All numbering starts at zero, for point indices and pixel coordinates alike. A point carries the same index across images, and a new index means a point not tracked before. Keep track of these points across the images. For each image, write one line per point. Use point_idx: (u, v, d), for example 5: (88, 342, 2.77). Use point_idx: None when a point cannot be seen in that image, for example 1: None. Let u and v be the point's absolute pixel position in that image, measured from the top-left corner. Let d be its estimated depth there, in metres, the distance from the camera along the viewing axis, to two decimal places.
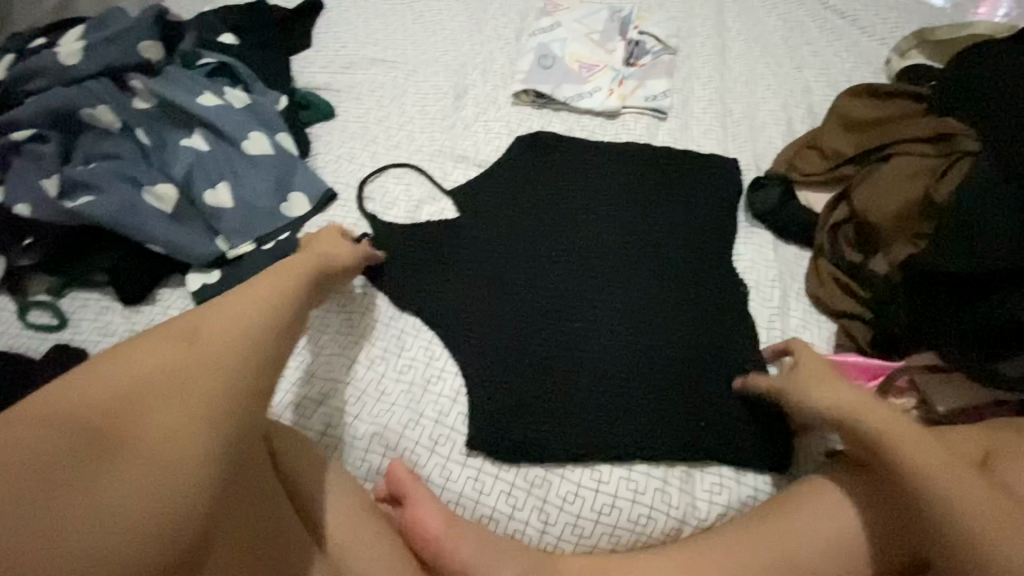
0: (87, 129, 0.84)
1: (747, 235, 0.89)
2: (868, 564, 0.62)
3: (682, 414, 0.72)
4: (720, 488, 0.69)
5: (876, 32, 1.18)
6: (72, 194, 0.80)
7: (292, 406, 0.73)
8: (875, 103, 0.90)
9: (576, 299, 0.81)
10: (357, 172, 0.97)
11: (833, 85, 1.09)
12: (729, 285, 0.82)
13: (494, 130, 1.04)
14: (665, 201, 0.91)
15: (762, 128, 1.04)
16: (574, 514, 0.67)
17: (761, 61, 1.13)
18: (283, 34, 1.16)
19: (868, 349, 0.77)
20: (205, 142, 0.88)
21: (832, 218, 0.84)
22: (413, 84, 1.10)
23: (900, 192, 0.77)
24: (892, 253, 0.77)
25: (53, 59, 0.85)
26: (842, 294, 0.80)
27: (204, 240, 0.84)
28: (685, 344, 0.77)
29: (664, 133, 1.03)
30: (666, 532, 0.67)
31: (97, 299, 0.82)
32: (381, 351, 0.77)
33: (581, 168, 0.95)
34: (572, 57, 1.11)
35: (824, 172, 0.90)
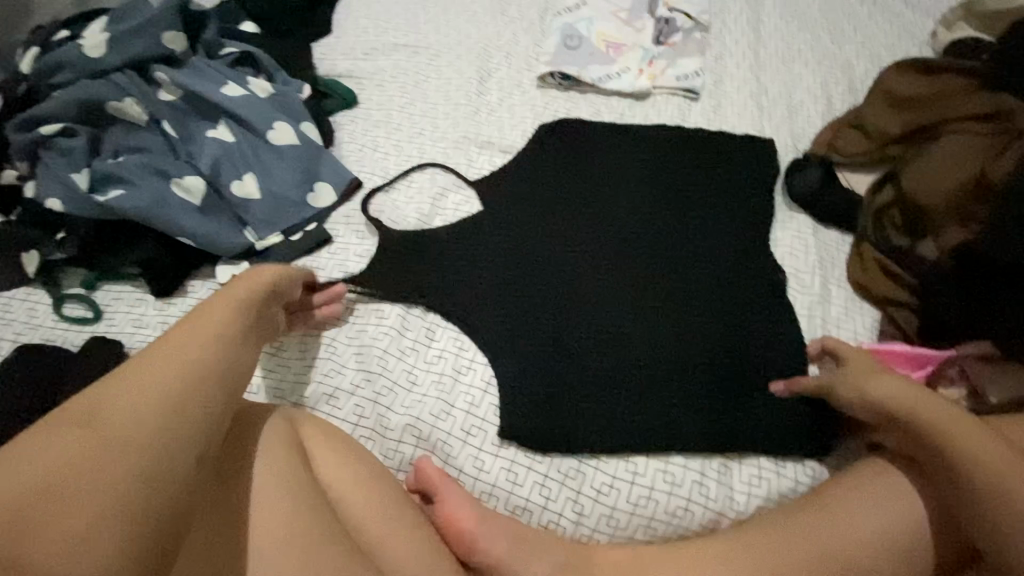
0: (115, 122, 0.84)
1: (785, 220, 0.85)
2: (918, 557, 0.60)
3: (719, 405, 0.70)
4: (759, 481, 0.67)
5: (920, 2, 1.11)
6: (103, 188, 0.81)
7: (324, 397, 0.73)
8: (923, 78, 0.85)
9: (607, 288, 0.79)
10: (382, 161, 0.95)
11: (874, 60, 1.04)
12: (767, 273, 0.79)
13: (519, 115, 1.01)
14: (698, 186, 0.87)
15: (799, 107, 0.99)
16: (609, 506, 0.66)
17: (798, 36, 1.08)
18: (303, 20, 1.14)
19: (915, 337, 0.74)
20: (231, 132, 0.88)
21: (876, 201, 0.81)
22: (436, 69, 1.08)
23: (951, 174, 0.74)
24: (943, 238, 0.73)
25: (78, 51, 0.84)
26: (887, 280, 0.77)
27: (233, 232, 0.83)
28: (722, 334, 0.75)
29: (695, 115, 0.99)
30: (703, 525, 0.66)
31: (130, 292, 0.83)
32: (411, 343, 0.76)
33: (610, 153, 0.92)
34: (598, 37, 1.08)
35: (867, 152, 0.85)
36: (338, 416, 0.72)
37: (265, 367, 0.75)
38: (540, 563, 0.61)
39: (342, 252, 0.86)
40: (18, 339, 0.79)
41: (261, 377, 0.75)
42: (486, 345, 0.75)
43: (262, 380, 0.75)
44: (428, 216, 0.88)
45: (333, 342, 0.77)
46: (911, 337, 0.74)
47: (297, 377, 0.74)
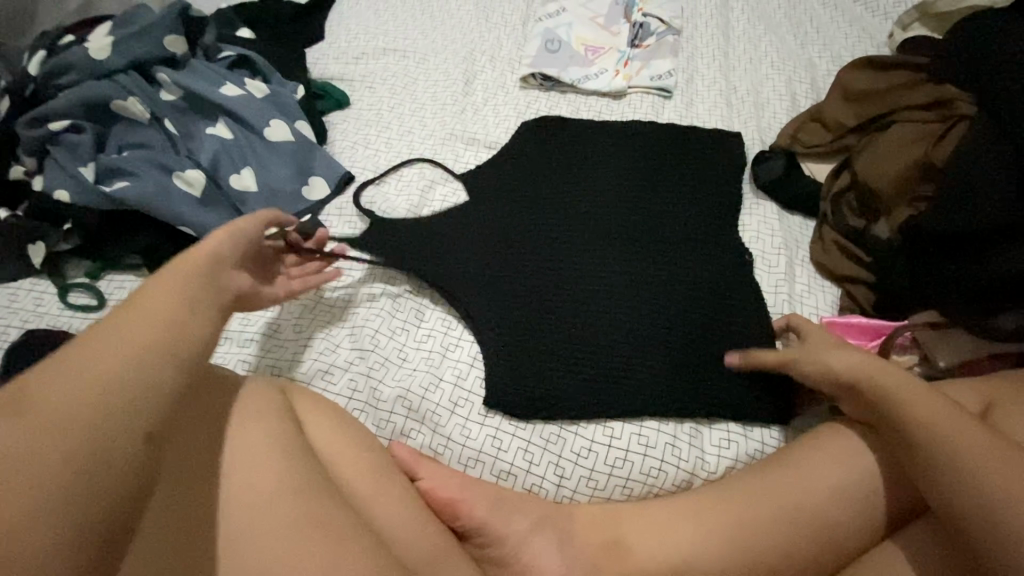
0: (119, 120, 0.89)
1: (751, 206, 0.91)
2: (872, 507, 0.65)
3: (692, 375, 0.75)
4: (728, 443, 0.72)
5: (878, 7, 1.19)
6: (109, 181, 0.85)
7: (319, 374, 0.77)
8: (876, 74, 0.92)
9: (586, 270, 0.84)
10: (373, 157, 1.00)
11: (835, 60, 1.11)
12: (735, 254, 0.85)
13: (503, 114, 1.07)
14: (671, 176, 0.93)
15: (766, 103, 1.06)
16: (588, 468, 0.71)
17: (764, 38, 1.15)
18: (297, 27, 1.20)
19: (872, 310, 0.80)
20: (229, 130, 0.93)
21: (834, 187, 0.87)
22: (424, 72, 1.14)
23: (900, 157, 0.79)
24: (895, 217, 0.79)
25: (83, 53, 0.89)
26: (845, 258, 0.83)
27: (231, 222, 0.88)
28: (693, 310, 0.80)
29: (668, 111, 1.05)
30: (676, 484, 0.70)
31: (132, 281, 0.87)
32: (402, 323, 0.81)
33: (588, 147, 0.98)
34: (577, 41, 1.14)
35: (827, 143, 0.92)
36: (332, 391, 0.76)
37: (264, 347, 0.80)
38: (523, 519, 0.65)
39: (336, 242, 0.90)
40: (24, 325, 0.83)
41: (260, 356, 0.79)
42: (473, 324, 0.80)
43: (261, 359, 0.79)
44: (416, 207, 0.93)
45: (328, 323, 0.81)
46: (869, 310, 0.80)
47: (294, 355, 0.79)
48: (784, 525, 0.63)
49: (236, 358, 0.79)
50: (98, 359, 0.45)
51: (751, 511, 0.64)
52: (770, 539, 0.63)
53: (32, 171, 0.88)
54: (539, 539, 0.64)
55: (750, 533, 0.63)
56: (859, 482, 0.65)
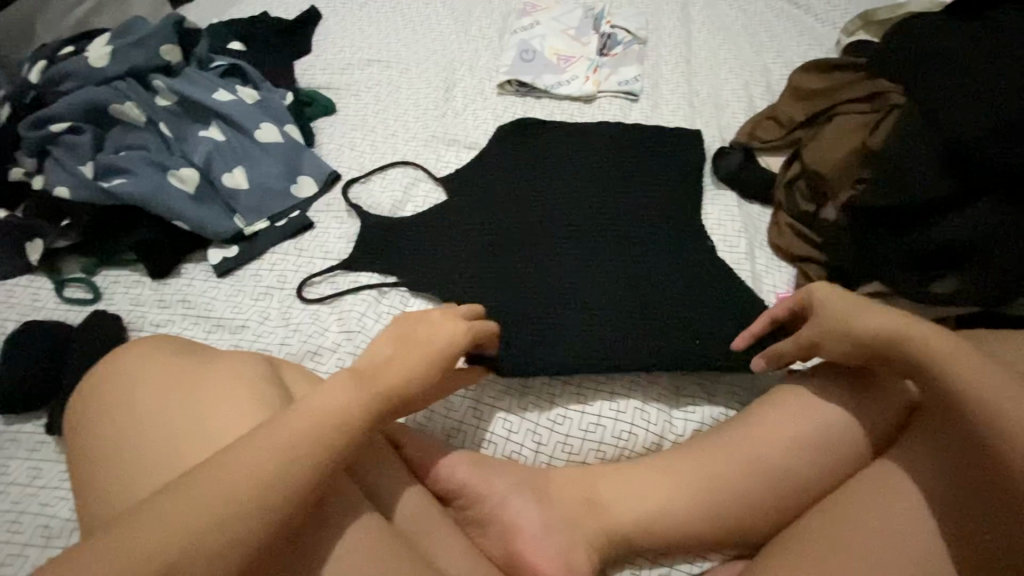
0: (116, 123, 0.94)
1: (712, 196, 0.98)
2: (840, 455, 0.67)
3: (661, 345, 0.79)
4: (693, 408, 0.77)
5: (826, 18, 1.29)
6: (105, 179, 0.89)
7: (309, 355, 0.81)
8: (823, 74, 1.00)
9: (561, 255, 0.89)
10: (358, 159, 1.06)
11: (788, 65, 1.20)
12: (698, 237, 0.91)
13: (482, 117, 1.14)
14: (639, 169, 1.00)
15: (725, 105, 1.14)
16: (564, 434, 0.75)
17: (723, 47, 1.24)
18: (286, 41, 1.27)
19: (824, 286, 0.86)
20: (221, 132, 0.99)
21: (787, 176, 0.94)
22: (406, 80, 1.21)
23: (841, 145, 0.87)
24: (839, 199, 0.86)
25: (82, 62, 0.94)
26: (799, 240, 0.90)
27: (223, 218, 0.92)
28: (661, 287, 0.85)
29: (635, 113, 1.13)
30: (646, 446, 0.75)
31: (127, 275, 0.91)
32: (387, 308, 0.85)
33: (561, 145, 1.05)
34: (550, 51, 1.22)
35: (780, 138, 1.00)
36: (321, 370, 0.80)
37: (256, 333, 0.84)
38: (501, 480, 0.69)
39: (324, 236, 0.95)
40: (22, 318, 0.86)
41: (252, 341, 0.83)
42: (453, 305, 0.85)
43: (252, 343, 0.83)
44: (398, 204, 0.99)
45: (317, 309, 0.86)
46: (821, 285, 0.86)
47: (284, 339, 0.83)
48: (748, 476, 0.66)
49: (228, 344, 0.83)
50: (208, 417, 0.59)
51: (716, 466, 0.67)
52: (735, 491, 0.66)
53: (32, 171, 0.92)
54: (516, 497, 0.68)
55: (716, 484, 0.66)
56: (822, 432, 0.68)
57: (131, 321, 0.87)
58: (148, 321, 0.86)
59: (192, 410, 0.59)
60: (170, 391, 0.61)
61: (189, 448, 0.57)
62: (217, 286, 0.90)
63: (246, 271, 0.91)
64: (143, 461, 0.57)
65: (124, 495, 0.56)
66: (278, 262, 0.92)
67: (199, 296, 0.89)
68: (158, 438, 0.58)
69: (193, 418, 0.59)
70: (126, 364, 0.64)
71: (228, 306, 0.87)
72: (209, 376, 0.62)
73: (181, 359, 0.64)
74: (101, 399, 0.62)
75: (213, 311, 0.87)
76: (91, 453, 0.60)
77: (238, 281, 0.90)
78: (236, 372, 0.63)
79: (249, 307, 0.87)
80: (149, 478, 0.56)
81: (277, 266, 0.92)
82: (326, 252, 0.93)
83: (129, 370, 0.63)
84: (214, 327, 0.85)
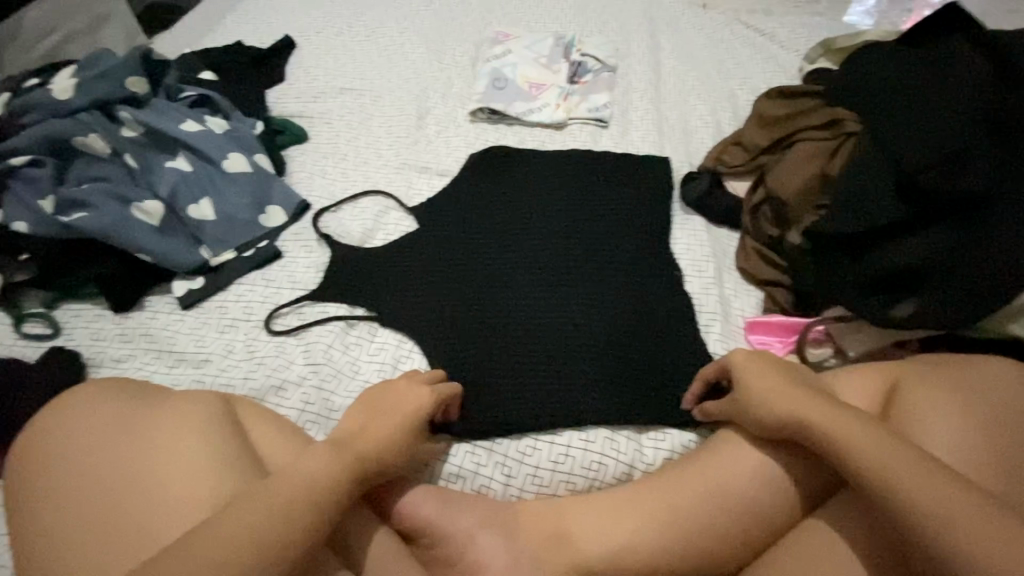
0: (79, 155, 0.93)
1: (681, 221, 0.99)
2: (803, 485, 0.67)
3: (630, 373, 0.79)
4: (663, 436, 0.77)
5: (790, 45, 1.33)
6: (67, 212, 0.88)
7: (273, 390, 0.80)
8: (785, 101, 1.02)
9: (530, 282, 0.89)
10: (329, 187, 1.06)
11: (753, 91, 1.23)
12: (666, 263, 0.92)
13: (454, 144, 1.15)
14: (608, 195, 1.01)
15: (693, 131, 1.16)
16: (533, 466, 0.74)
17: (690, 74, 1.27)
18: (258, 70, 1.27)
19: (791, 310, 0.87)
20: (188, 162, 0.98)
21: (752, 201, 0.96)
22: (379, 108, 1.21)
23: (802, 171, 0.89)
24: (802, 224, 0.87)
25: (47, 94, 0.93)
26: (765, 264, 0.91)
27: (189, 249, 0.91)
28: (629, 313, 0.85)
29: (605, 139, 1.15)
30: (616, 477, 0.74)
31: (88, 309, 0.89)
32: (354, 339, 0.84)
33: (532, 172, 1.06)
34: (522, 78, 1.24)
35: (745, 163, 1.02)
36: (285, 405, 0.78)
37: (219, 367, 0.82)
38: (468, 516, 0.67)
39: (293, 265, 0.94)
40: None
41: (215, 376, 0.82)
42: (421, 335, 0.84)
43: (215, 378, 0.81)
44: (367, 233, 0.98)
45: (283, 342, 0.85)
46: (787, 309, 0.87)
47: (247, 373, 0.81)
48: (711, 509, 0.66)
49: (190, 379, 0.82)
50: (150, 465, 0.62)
51: (682, 500, 0.67)
52: (699, 527, 0.65)
53: None
54: (482, 535, 0.67)
55: (682, 518, 0.66)
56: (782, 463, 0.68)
57: (90, 357, 0.84)
58: (108, 356, 0.84)
59: (142, 460, 0.62)
60: (122, 441, 0.63)
61: (139, 499, 0.60)
62: (182, 319, 0.88)
63: (212, 303, 0.90)
64: (92, 511, 0.60)
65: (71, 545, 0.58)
66: (244, 293, 0.91)
67: (162, 330, 0.87)
68: (109, 490, 0.61)
69: (143, 468, 0.62)
70: (76, 416, 0.66)
71: (192, 339, 0.86)
72: (159, 424, 0.65)
73: (131, 409, 0.66)
74: (52, 452, 0.64)
75: (175, 346, 0.85)
76: (38, 504, 0.61)
77: (202, 314, 0.89)
78: (179, 419, 0.65)
79: (213, 340, 0.86)
80: (99, 528, 0.59)
81: (243, 297, 0.90)
82: (294, 282, 0.92)
83: (78, 423, 0.65)
84: (177, 362, 0.83)
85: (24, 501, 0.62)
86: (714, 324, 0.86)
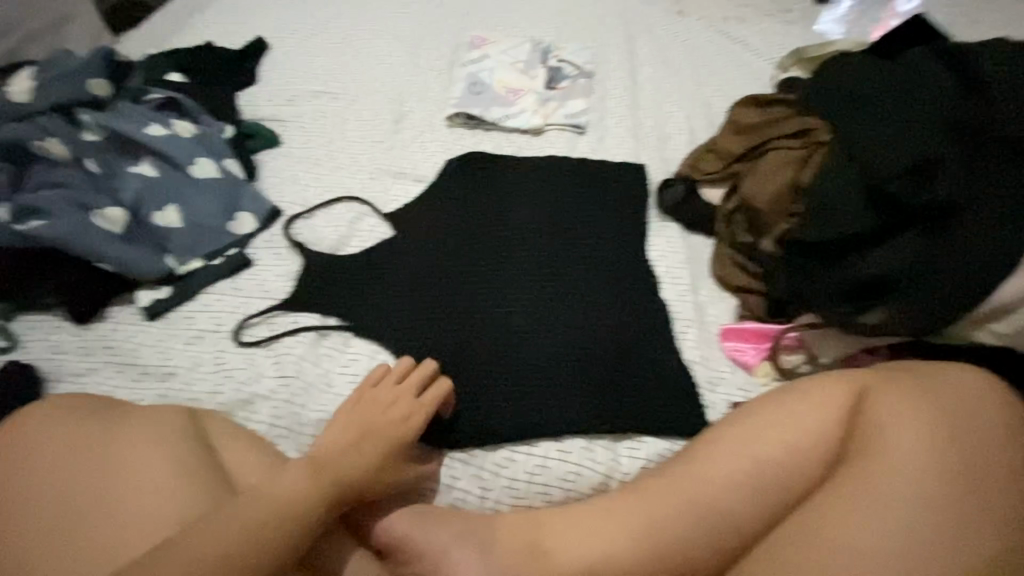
0: (37, 160, 0.89)
1: (657, 228, 1.00)
2: (776, 493, 0.67)
3: (606, 381, 0.79)
4: (640, 445, 0.76)
5: (763, 53, 1.35)
6: (24, 220, 0.85)
7: (242, 403, 0.77)
8: (759, 109, 1.04)
9: (507, 289, 0.88)
10: (302, 192, 1.04)
11: (728, 98, 1.25)
12: (643, 270, 0.92)
13: (430, 150, 1.13)
14: (585, 202, 1.01)
15: (669, 137, 1.17)
16: (509, 478, 0.73)
17: (666, 81, 1.28)
18: (229, 71, 1.24)
19: (764, 316, 0.87)
20: (153, 168, 0.95)
21: (726, 208, 0.97)
22: (354, 112, 1.20)
23: (775, 179, 0.89)
24: (775, 232, 0.88)
25: (3, 97, 0.90)
26: (739, 272, 0.91)
27: (154, 257, 0.88)
28: (606, 321, 0.85)
29: (582, 146, 1.15)
30: (593, 487, 0.74)
31: (47, 321, 0.85)
32: (326, 349, 0.82)
33: (509, 178, 1.05)
34: (499, 83, 1.23)
35: (720, 170, 1.03)
36: (254, 419, 0.76)
37: (185, 381, 0.80)
38: (443, 531, 0.67)
39: (264, 274, 0.92)
40: None
41: (181, 389, 0.79)
42: (396, 345, 0.82)
43: (181, 392, 0.79)
44: (340, 243, 0.96)
45: (252, 354, 0.82)
46: (762, 316, 0.88)
47: (215, 387, 0.79)
48: (684, 519, 0.66)
49: (155, 393, 0.79)
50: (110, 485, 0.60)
51: (656, 511, 0.67)
52: (672, 537, 0.65)
53: None
54: (457, 550, 0.66)
55: (658, 529, 0.66)
56: (755, 472, 0.68)
57: (47, 371, 0.81)
58: (67, 370, 0.81)
59: (99, 479, 0.60)
60: (77, 460, 0.61)
61: (92, 521, 0.58)
62: (146, 330, 0.85)
63: (178, 313, 0.87)
64: (42, 534, 0.57)
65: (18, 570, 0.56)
66: (212, 303, 0.88)
67: (126, 342, 0.84)
68: (62, 511, 0.58)
69: (100, 488, 0.59)
70: (29, 434, 0.63)
71: (157, 352, 0.83)
72: (117, 442, 0.62)
73: (87, 426, 0.64)
74: (1, 472, 0.61)
75: (139, 358, 0.82)
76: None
77: (168, 325, 0.86)
78: (146, 437, 0.63)
79: (180, 352, 0.83)
80: (49, 552, 0.56)
81: (211, 307, 0.88)
82: (264, 291, 0.90)
83: (28, 445, 0.62)
84: (141, 375, 0.81)
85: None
86: (690, 332, 0.87)
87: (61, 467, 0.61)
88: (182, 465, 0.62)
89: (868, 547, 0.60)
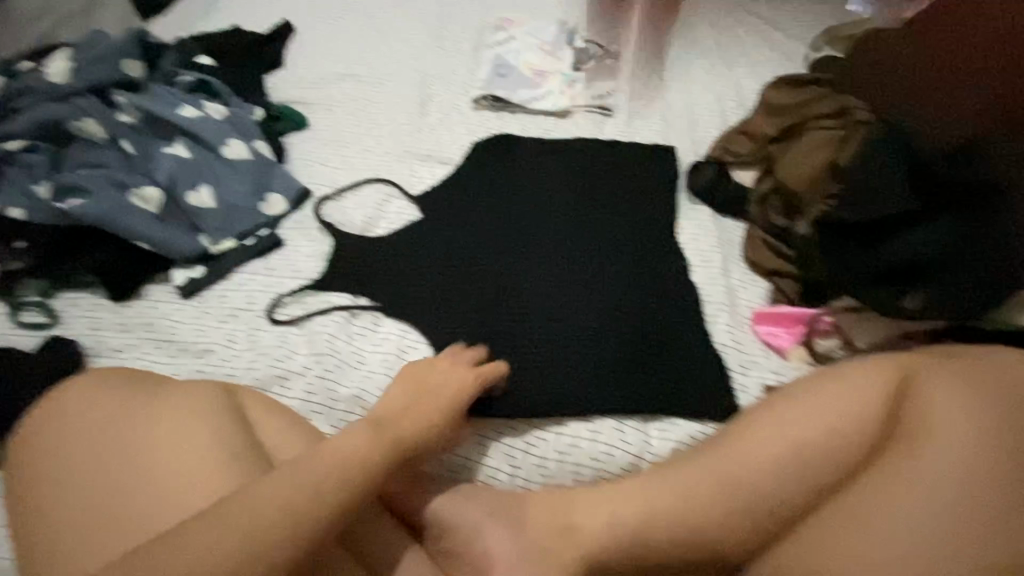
0: (75, 140, 0.90)
1: (687, 210, 0.98)
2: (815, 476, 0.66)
3: (637, 362, 0.79)
4: (671, 427, 0.76)
5: (796, 33, 1.31)
6: (63, 200, 0.86)
7: (276, 380, 0.78)
8: (793, 89, 1.01)
9: (537, 271, 0.88)
10: (330, 174, 1.04)
11: (759, 79, 1.22)
12: (674, 252, 0.91)
13: (457, 132, 1.13)
14: (614, 184, 0.99)
15: (698, 119, 1.15)
16: (540, 457, 0.74)
17: (696, 62, 1.26)
18: (256, 55, 1.24)
19: (797, 299, 0.86)
20: (186, 149, 0.96)
21: (759, 190, 0.95)
22: (380, 94, 1.19)
23: (811, 160, 0.87)
24: (811, 213, 0.86)
25: (41, 78, 0.91)
26: (772, 255, 0.90)
27: (188, 237, 0.90)
28: (637, 303, 0.84)
29: (610, 128, 1.13)
30: (623, 468, 0.74)
31: (86, 298, 0.87)
32: (358, 328, 0.83)
33: (537, 160, 1.04)
34: (525, 65, 1.22)
35: (752, 152, 1.01)
36: (288, 395, 0.77)
37: (220, 358, 0.81)
38: (476, 508, 0.68)
39: (295, 254, 0.93)
40: None
41: (217, 366, 0.80)
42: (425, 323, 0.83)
43: (217, 368, 0.80)
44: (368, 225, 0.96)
45: (286, 332, 0.83)
46: (795, 300, 0.86)
47: (250, 364, 0.80)
48: (718, 502, 0.66)
49: (192, 369, 0.80)
50: (152, 454, 0.61)
51: (689, 494, 0.67)
52: (706, 517, 0.65)
53: None
54: (491, 526, 0.66)
55: (690, 511, 0.66)
56: (793, 456, 0.67)
57: (88, 347, 0.83)
58: (107, 346, 0.83)
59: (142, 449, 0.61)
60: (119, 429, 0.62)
61: (137, 487, 0.59)
62: (182, 308, 0.87)
63: (212, 292, 0.89)
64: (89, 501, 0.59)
65: (64, 530, 0.58)
66: (245, 282, 0.90)
67: (162, 320, 0.85)
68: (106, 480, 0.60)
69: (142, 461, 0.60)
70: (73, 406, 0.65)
71: (193, 329, 0.84)
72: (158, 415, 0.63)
73: (126, 398, 0.65)
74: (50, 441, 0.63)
75: (176, 335, 0.84)
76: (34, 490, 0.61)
77: (203, 303, 0.87)
78: (183, 407, 0.64)
79: (215, 330, 0.84)
80: (93, 516, 0.58)
81: (245, 286, 0.89)
82: (296, 271, 0.91)
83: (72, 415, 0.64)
84: (178, 351, 0.82)
85: (20, 488, 0.62)
86: (722, 315, 0.85)
87: (104, 435, 0.62)
88: (219, 441, 0.62)
89: (902, 530, 0.59)
